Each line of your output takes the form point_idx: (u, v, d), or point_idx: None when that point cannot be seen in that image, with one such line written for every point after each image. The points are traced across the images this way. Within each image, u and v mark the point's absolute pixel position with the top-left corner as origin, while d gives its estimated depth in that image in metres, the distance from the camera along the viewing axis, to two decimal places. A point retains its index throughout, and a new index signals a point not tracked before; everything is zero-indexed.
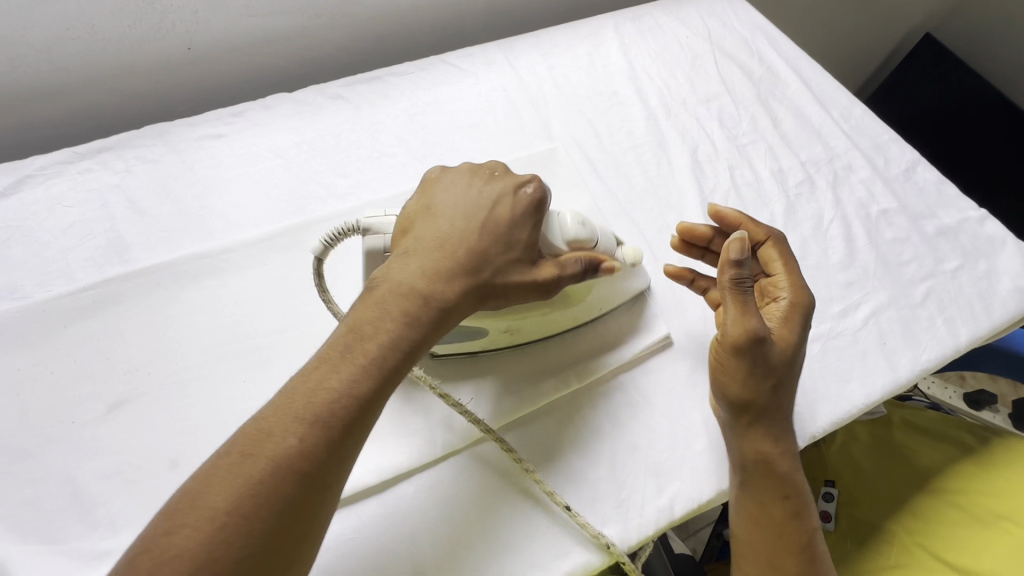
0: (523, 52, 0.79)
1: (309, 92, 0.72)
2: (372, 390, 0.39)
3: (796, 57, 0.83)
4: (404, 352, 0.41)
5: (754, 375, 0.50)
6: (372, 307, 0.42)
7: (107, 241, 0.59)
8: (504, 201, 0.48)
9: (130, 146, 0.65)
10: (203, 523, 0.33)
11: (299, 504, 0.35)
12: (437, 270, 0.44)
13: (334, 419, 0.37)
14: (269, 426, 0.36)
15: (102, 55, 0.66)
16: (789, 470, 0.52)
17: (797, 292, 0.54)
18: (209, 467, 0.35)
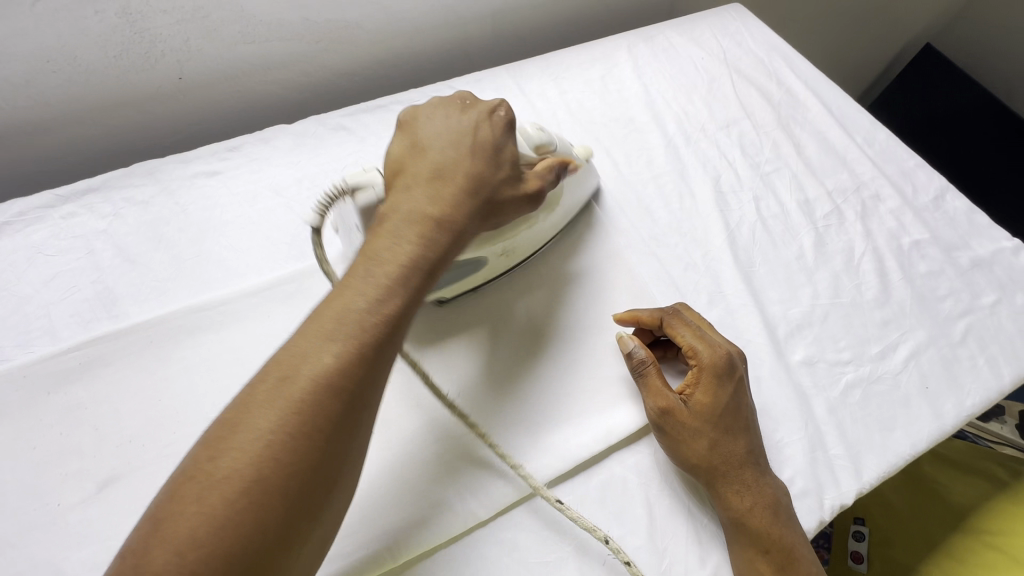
0: (534, 76, 0.75)
1: (310, 123, 0.67)
2: (402, 306, 0.38)
3: (815, 78, 0.80)
4: (426, 270, 0.40)
5: (676, 446, 0.49)
6: (387, 230, 0.40)
7: (94, 293, 0.54)
8: (484, 125, 0.47)
9: (117, 186, 0.60)
10: (247, 446, 0.31)
11: (346, 417, 0.34)
12: (443, 190, 0.43)
13: (368, 331, 0.36)
14: (298, 351, 0.34)
15: (86, 88, 0.61)
16: (789, 547, 0.46)
17: (700, 353, 0.50)
18: (243, 398, 0.33)
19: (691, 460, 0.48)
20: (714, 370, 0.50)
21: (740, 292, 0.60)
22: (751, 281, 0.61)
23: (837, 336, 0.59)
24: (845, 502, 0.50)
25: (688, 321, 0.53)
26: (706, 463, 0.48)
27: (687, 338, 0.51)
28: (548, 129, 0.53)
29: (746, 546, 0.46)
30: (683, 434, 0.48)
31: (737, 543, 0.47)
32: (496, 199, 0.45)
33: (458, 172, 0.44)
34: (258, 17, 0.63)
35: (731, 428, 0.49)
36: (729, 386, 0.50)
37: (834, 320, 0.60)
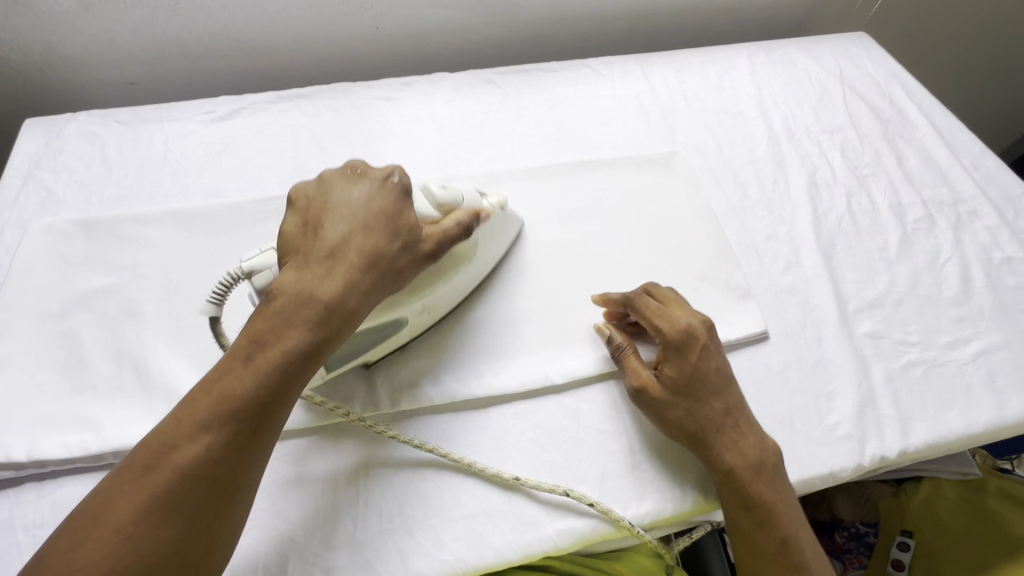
0: (658, 66, 0.86)
1: (467, 75, 0.82)
2: (273, 394, 0.43)
3: (929, 104, 0.84)
4: (303, 356, 0.44)
5: (659, 418, 0.52)
6: (266, 319, 0.44)
7: (293, 165, 0.71)
8: (378, 196, 0.49)
9: (319, 97, 0.78)
10: (112, 537, 0.37)
11: (207, 502, 0.40)
12: (326, 276, 0.45)
13: (236, 420, 0.41)
14: (170, 442, 0.40)
15: (313, 23, 0.80)
16: (769, 503, 0.50)
17: (660, 330, 0.53)
18: (111, 486, 0.39)
19: (672, 429, 0.52)
20: (675, 343, 0.53)
21: (818, 267, 0.66)
22: (830, 260, 0.66)
23: (907, 320, 0.62)
24: (886, 455, 0.54)
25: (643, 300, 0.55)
26: (682, 432, 0.51)
27: (648, 316, 0.54)
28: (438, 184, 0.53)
29: (729, 500, 0.50)
30: (665, 407, 0.52)
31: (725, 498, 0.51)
32: (390, 276, 0.47)
33: (347, 252, 0.47)
34: None
35: (700, 395, 0.52)
36: (690, 355, 0.52)
37: (907, 306, 0.63)
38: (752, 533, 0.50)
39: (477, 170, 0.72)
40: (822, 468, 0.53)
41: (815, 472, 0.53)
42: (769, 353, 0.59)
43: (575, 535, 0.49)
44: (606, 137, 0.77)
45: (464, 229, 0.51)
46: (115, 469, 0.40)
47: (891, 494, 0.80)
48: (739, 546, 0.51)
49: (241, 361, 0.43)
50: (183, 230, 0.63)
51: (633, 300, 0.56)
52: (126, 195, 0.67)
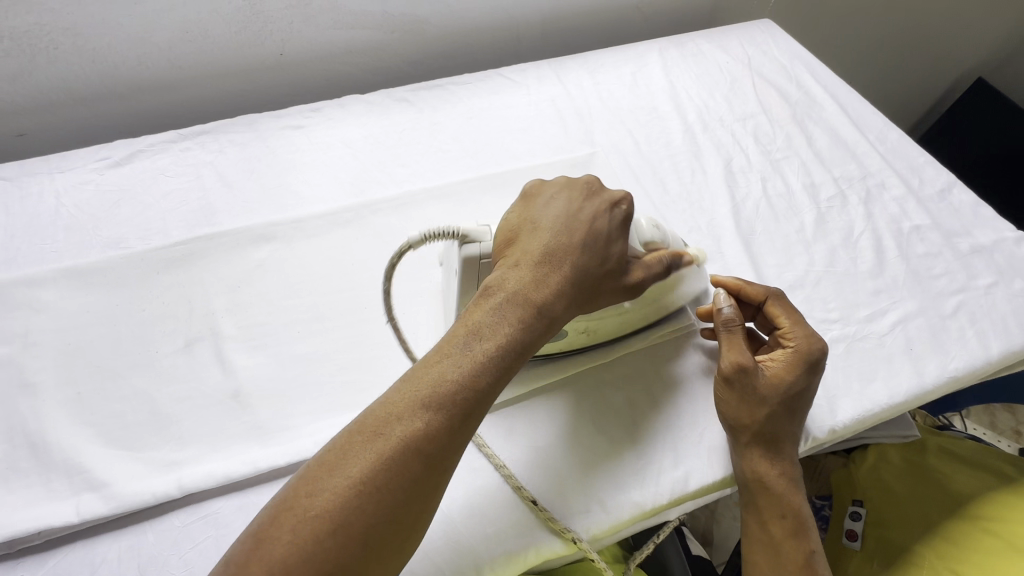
0: (572, 69, 0.86)
1: (378, 96, 0.80)
2: (488, 386, 0.41)
3: (834, 84, 0.86)
4: (518, 354, 0.43)
5: (738, 401, 0.52)
6: (489, 311, 0.44)
7: (199, 206, 0.68)
8: (600, 213, 0.50)
9: (223, 131, 0.74)
10: (342, 489, 0.36)
11: (421, 484, 0.38)
12: (544, 278, 0.46)
13: (454, 408, 0.39)
14: (399, 411, 0.38)
15: (209, 55, 0.77)
16: (796, 512, 0.52)
17: (797, 338, 0.54)
18: (344, 440, 0.38)
19: (742, 426, 0.52)
20: (807, 356, 0.53)
21: (740, 255, 0.66)
22: (750, 246, 0.67)
23: (827, 298, 0.64)
24: (817, 435, 0.55)
25: (781, 308, 0.56)
26: (756, 430, 0.51)
27: (787, 323, 0.55)
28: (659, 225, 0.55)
29: (760, 509, 0.52)
30: (750, 396, 0.52)
31: (757, 505, 0.52)
32: (597, 286, 0.48)
33: (567, 256, 0.47)
34: (347, 7, 0.78)
35: (794, 409, 0.53)
36: (814, 376, 0.53)
37: (826, 284, 0.65)
38: (779, 541, 0.51)
39: (394, 192, 0.70)
40: None
41: None
42: (697, 347, 0.60)
43: (510, 558, 0.48)
44: (524, 145, 0.76)
45: (666, 268, 0.53)
46: (346, 427, 0.39)
47: (840, 464, 0.84)
48: (758, 550, 0.52)
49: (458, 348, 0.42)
50: (78, 288, 0.59)
51: (798, 315, 0.56)
52: (14, 257, 0.62)
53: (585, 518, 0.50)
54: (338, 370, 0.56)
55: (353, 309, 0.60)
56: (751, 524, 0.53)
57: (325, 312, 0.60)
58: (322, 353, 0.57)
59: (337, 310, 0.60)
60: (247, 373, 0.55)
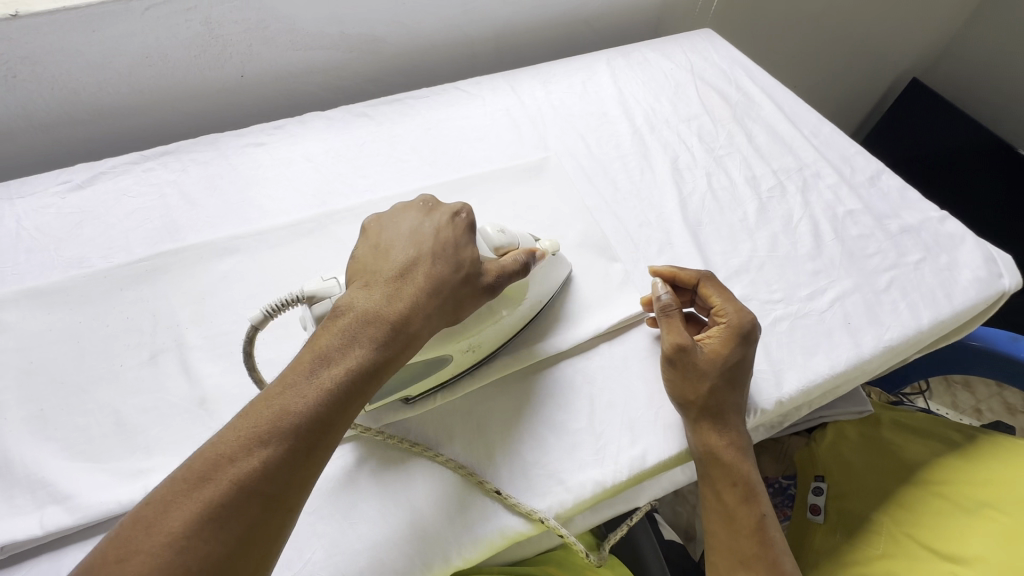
0: (525, 80, 0.90)
1: (338, 112, 0.83)
2: (330, 413, 0.41)
3: (770, 85, 0.92)
4: (364, 374, 0.44)
5: (682, 380, 0.55)
6: (333, 334, 0.44)
7: (162, 223, 0.69)
8: (445, 228, 0.52)
9: (186, 151, 0.76)
10: (159, 546, 0.34)
11: (257, 525, 0.37)
12: (391, 295, 0.47)
13: (293, 439, 0.39)
14: (230, 451, 0.38)
15: (169, 79, 0.79)
16: (746, 480, 0.55)
17: (729, 314, 0.57)
18: (166, 490, 0.37)
19: (688, 403, 0.55)
20: (739, 330, 0.56)
21: (687, 244, 0.70)
22: (697, 236, 0.71)
23: (770, 281, 0.67)
24: (765, 408, 0.58)
25: (713, 288, 0.59)
26: (701, 406, 0.54)
27: (718, 301, 0.58)
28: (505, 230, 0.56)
29: (714, 481, 0.55)
30: (691, 375, 0.55)
31: (710, 477, 0.55)
32: (452, 301, 0.49)
33: (415, 274, 0.48)
34: (305, 28, 0.82)
35: (733, 381, 0.56)
36: (748, 348, 0.57)
37: (769, 268, 0.69)
38: (732, 508, 0.54)
39: (355, 202, 0.72)
40: None
41: None
42: (650, 332, 0.63)
43: (478, 542, 0.50)
44: (481, 152, 0.80)
45: (522, 266, 0.53)
46: (170, 475, 0.38)
47: (803, 443, 0.87)
48: (715, 519, 0.55)
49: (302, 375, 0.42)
50: (40, 308, 0.60)
51: (729, 292, 0.60)
52: None
53: (549, 499, 0.52)
54: None
55: None
56: (706, 495, 0.56)
57: (289, 318, 0.61)
58: (287, 357, 0.58)
59: (301, 315, 0.61)
60: (213, 380, 0.56)
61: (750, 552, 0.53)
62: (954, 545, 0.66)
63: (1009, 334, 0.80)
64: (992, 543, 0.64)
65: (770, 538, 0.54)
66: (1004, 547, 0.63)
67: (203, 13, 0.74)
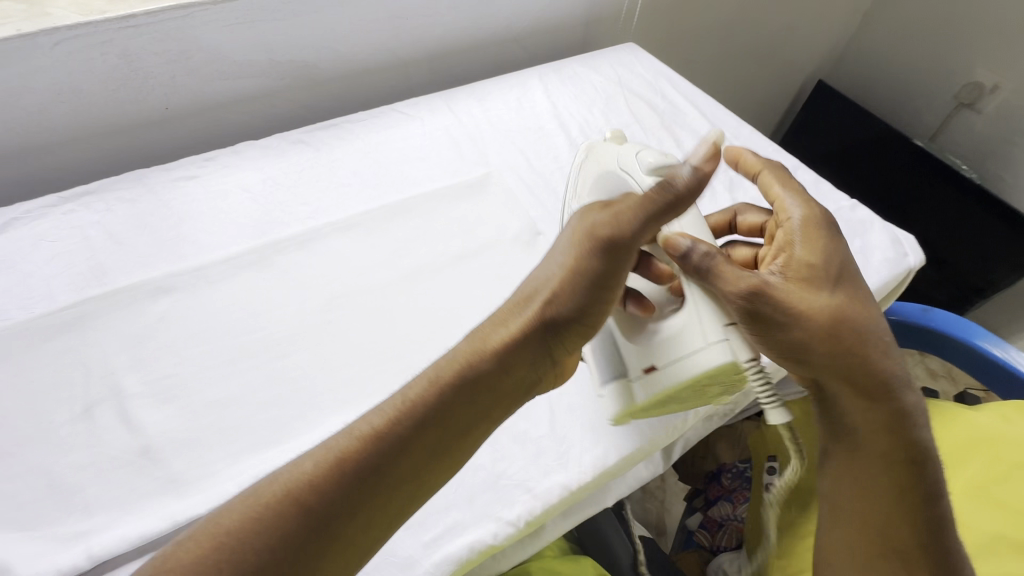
0: (461, 99, 0.92)
1: (273, 140, 0.82)
2: (443, 401, 0.43)
3: (691, 92, 0.98)
4: (473, 376, 0.44)
5: (768, 324, 0.50)
6: (494, 329, 0.47)
7: (88, 267, 0.65)
8: (582, 233, 0.49)
9: (110, 190, 0.72)
10: (310, 474, 0.38)
11: (373, 486, 0.39)
12: (536, 300, 0.48)
13: (414, 418, 0.42)
14: (384, 406, 0.42)
15: (86, 115, 0.75)
16: (925, 446, 0.52)
17: (805, 206, 0.58)
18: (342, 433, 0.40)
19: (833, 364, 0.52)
20: (817, 220, 0.56)
21: None
22: None
23: None
24: None
25: (771, 177, 0.62)
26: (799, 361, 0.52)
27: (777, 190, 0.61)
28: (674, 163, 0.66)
29: (879, 451, 0.52)
30: (790, 323, 0.50)
31: (879, 449, 0.52)
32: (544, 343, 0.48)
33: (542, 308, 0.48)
34: (231, 57, 0.80)
35: (852, 296, 0.53)
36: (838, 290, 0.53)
37: None
38: (902, 482, 0.51)
39: (298, 230, 0.71)
40: (664, 423, 0.59)
41: (659, 428, 0.59)
42: None
43: (453, 563, 0.49)
44: (423, 171, 0.80)
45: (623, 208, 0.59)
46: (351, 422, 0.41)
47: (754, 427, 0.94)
48: (873, 498, 0.52)
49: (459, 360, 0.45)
50: None
51: (789, 180, 0.62)
52: None
53: (519, 508, 0.52)
54: (257, 410, 0.55)
55: (265, 347, 0.60)
56: (867, 471, 0.53)
57: (236, 355, 0.59)
58: (236, 396, 0.56)
59: (248, 351, 0.59)
60: (156, 428, 0.53)
61: (918, 526, 0.51)
62: None
63: (919, 307, 0.89)
64: None
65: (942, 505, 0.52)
66: None
67: (120, 45, 0.72)
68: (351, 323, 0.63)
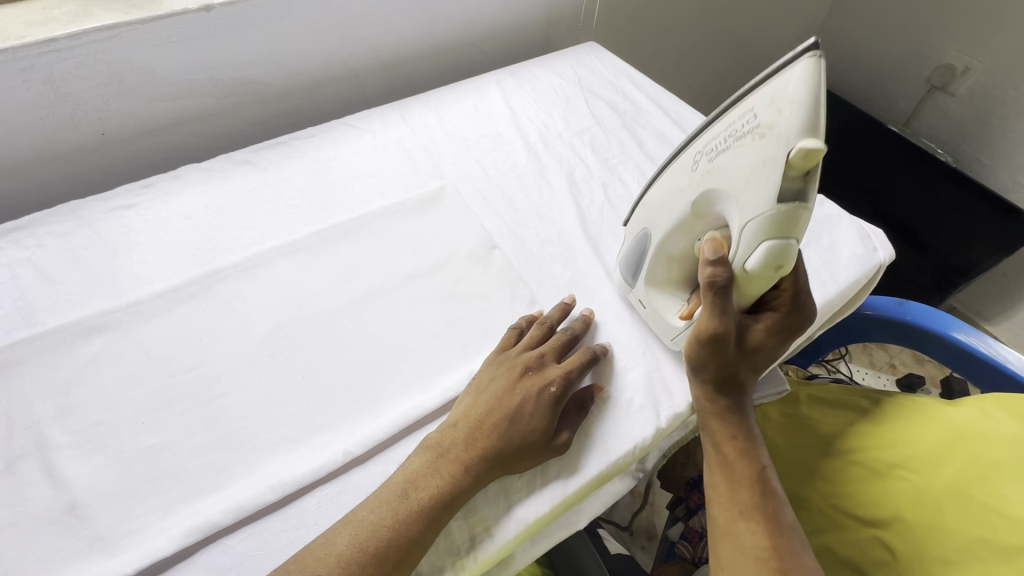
0: (415, 108, 0.89)
1: (217, 161, 0.78)
2: (424, 523, 0.47)
3: (654, 91, 0.96)
4: (447, 502, 0.49)
5: (710, 356, 0.52)
6: (424, 461, 0.50)
7: (16, 308, 0.61)
8: (502, 376, 0.56)
9: (41, 224, 0.69)
10: (343, 553, 0.45)
11: (394, 567, 0.45)
12: (472, 442, 0.51)
13: (417, 516, 0.47)
14: (399, 493, 0.48)
15: (14, 146, 0.72)
16: (756, 440, 0.56)
17: (795, 308, 0.55)
18: (352, 515, 0.47)
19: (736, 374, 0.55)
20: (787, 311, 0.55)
21: (589, 257, 0.71)
22: (599, 248, 0.72)
23: None
24: (679, 411, 0.58)
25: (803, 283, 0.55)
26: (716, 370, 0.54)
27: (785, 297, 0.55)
28: (791, 258, 0.48)
29: (719, 430, 0.56)
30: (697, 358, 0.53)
31: (719, 432, 0.56)
32: (505, 468, 0.51)
33: (480, 442, 0.51)
34: (169, 77, 0.77)
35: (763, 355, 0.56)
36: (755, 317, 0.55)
37: None
38: (730, 460, 0.55)
39: (240, 256, 0.67)
40: (627, 444, 0.55)
41: (621, 449, 0.55)
42: None
43: None
44: (375, 187, 0.77)
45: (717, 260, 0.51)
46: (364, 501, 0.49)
47: None
48: (716, 471, 0.55)
49: (398, 494, 0.48)
50: None
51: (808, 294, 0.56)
52: None
53: (473, 544, 0.50)
54: (193, 454, 0.52)
55: (203, 385, 0.57)
56: (709, 449, 0.56)
57: (172, 396, 0.56)
58: (171, 441, 0.53)
59: (185, 390, 0.56)
60: (84, 481, 0.50)
61: (750, 502, 0.52)
62: (875, 508, 0.70)
63: (894, 300, 0.87)
64: (908, 502, 0.68)
65: (772, 491, 0.53)
66: (918, 504, 0.67)
67: (43, 72, 0.68)
68: (296, 354, 0.60)
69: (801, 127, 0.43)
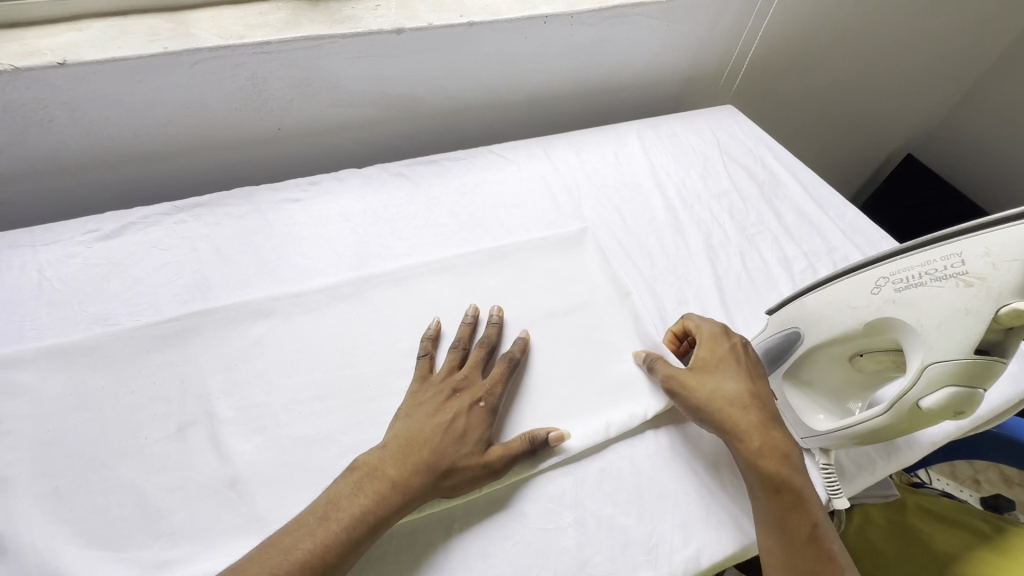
0: (560, 147, 0.91)
1: (375, 170, 0.83)
2: (343, 550, 0.46)
3: (793, 164, 0.95)
4: (372, 524, 0.48)
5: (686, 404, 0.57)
6: (348, 482, 0.49)
7: (193, 280, 0.66)
8: (431, 393, 0.56)
9: (219, 204, 0.74)
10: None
11: None
12: (405, 463, 0.51)
13: (338, 542, 0.46)
14: (319, 516, 0.47)
15: (206, 129, 0.79)
16: (823, 534, 0.50)
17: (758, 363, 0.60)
18: (277, 535, 0.46)
19: (758, 453, 0.53)
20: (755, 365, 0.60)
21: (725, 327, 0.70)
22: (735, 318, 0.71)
23: None
24: None
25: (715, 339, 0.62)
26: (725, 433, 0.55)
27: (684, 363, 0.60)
28: (974, 405, 0.48)
29: (779, 514, 0.51)
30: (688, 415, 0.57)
31: (773, 517, 0.51)
32: (424, 490, 0.50)
33: (411, 462, 0.51)
34: (348, 87, 0.83)
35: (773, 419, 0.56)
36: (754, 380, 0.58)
37: None
38: (800, 555, 0.49)
39: (393, 266, 0.71)
40: None
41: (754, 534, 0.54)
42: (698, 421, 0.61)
43: None
44: (517, 219, 0.80)
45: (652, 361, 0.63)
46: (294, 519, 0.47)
47: None
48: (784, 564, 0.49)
49: (315, 517, 0.47)
50: (63, 368, 0.56)
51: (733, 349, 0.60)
52: None
53: None
54: (342, 453, 0.54)
55: (354, 386, 0.59)
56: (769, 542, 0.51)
57: (326, 391, 0.58)
58: (324, 436, 0.55)
59: (337, 388, 0.59)
60: (245, 459, 0.53)
61: None
62: None
63: None
64: None
65: None
66: None
67: (250, 68, 0.75)
68: None
69: (1015, 286, 0.46)
